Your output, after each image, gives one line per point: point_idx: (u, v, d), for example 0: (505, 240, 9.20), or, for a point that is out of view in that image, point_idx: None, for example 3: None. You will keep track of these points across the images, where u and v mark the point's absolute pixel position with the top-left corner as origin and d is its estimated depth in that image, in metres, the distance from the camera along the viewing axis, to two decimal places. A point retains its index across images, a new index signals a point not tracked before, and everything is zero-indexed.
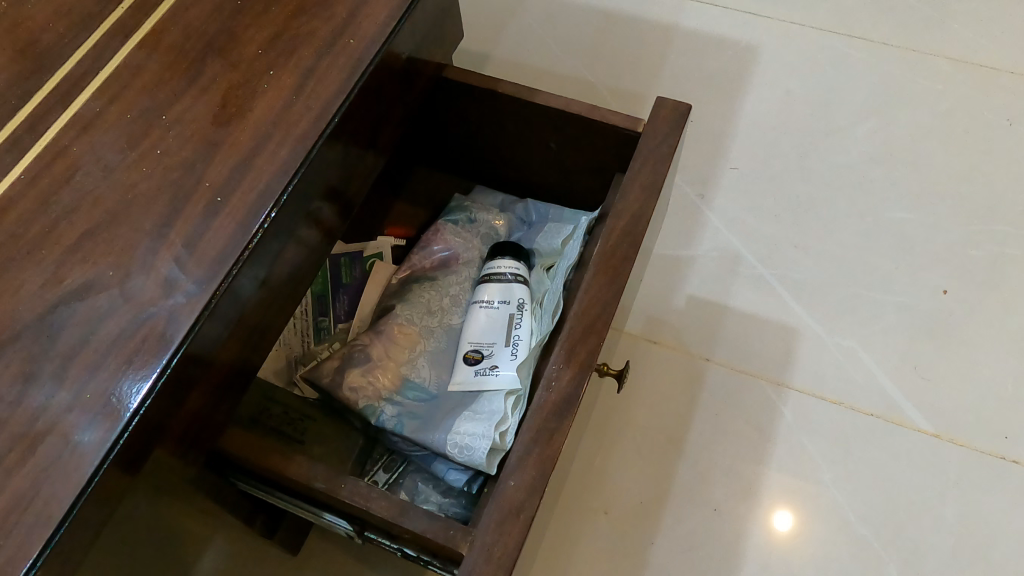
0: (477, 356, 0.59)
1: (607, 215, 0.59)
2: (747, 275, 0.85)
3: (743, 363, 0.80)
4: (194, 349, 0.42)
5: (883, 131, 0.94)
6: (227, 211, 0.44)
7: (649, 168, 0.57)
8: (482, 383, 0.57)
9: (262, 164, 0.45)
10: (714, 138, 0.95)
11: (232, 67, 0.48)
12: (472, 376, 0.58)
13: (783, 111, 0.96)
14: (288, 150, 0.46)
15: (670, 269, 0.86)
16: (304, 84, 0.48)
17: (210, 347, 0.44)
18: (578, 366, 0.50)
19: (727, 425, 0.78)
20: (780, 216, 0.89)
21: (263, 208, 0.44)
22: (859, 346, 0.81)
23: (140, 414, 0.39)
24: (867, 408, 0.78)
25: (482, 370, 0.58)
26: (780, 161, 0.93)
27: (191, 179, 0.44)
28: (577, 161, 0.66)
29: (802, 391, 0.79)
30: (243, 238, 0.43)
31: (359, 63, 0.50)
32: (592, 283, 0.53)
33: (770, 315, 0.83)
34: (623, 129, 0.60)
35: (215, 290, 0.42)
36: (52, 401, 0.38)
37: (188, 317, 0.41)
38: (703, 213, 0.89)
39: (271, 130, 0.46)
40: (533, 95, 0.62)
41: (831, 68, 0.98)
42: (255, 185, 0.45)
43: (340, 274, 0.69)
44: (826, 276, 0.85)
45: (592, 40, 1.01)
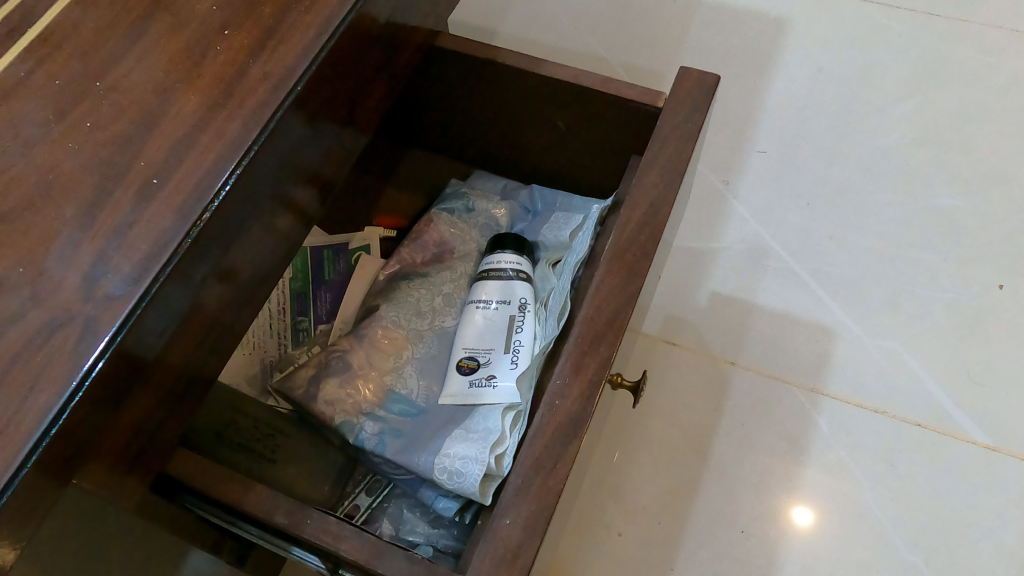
0: (471, 366, 0.52)
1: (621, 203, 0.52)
2: (776, 270, 0.77)
3: (773, 367, 0.73)
4: (120, 362, 0.35)
5: (926, 110, 0.85)
6: (165, 194, 0.36)
7: (670, 148, 0.50)
8: (476, 396, 0.50)
9: (210, 140, 0.38)
10: (739, 120, 0.86)
11: (182, 26, 0.41)
12: (465, 388, 0.51)
13: (816, 89, 0.88)
14: (241, 123, 0.39)
15: (691, 262, 0.78)
16: (265, 47, 0.41)
17: (145, 359, 0.36)
18: (586, 380, 0.43)
19: (754, 436, 0.70)
20: (813, 204, 0.81)
21: (208, 191, 0.37)
22: (903, 349, 0.73)
23: (44, 444, 0.32)
24: (913, 417, 0.70)
25: (477, 381, 0.51)
26: (813, 143, 0.84)
27: (124, 157, 0.37)
28: (588, 142, 0.58)
29: (839, 398, 0.71)
30: (180, 227, 0.36)
31: (329, 22, 0.42)
32: (604, 282, 0.45)
33: (803, 314, 0.75)
34: (641, 104, 0.53)
35: (143, 291, 0.35)
36: None
37: (109, 325, 0.34)
38: (727, 201, 0.81)
39: (223, 100, 0.39)
40: (538, 66, 0.54)
41: (869, 41, 0.90)
42: (201, 164, 0.37)
43: (322, 269, 0.62)
44: (865, 271, 0.77)
45: (606, 11, 0.93)
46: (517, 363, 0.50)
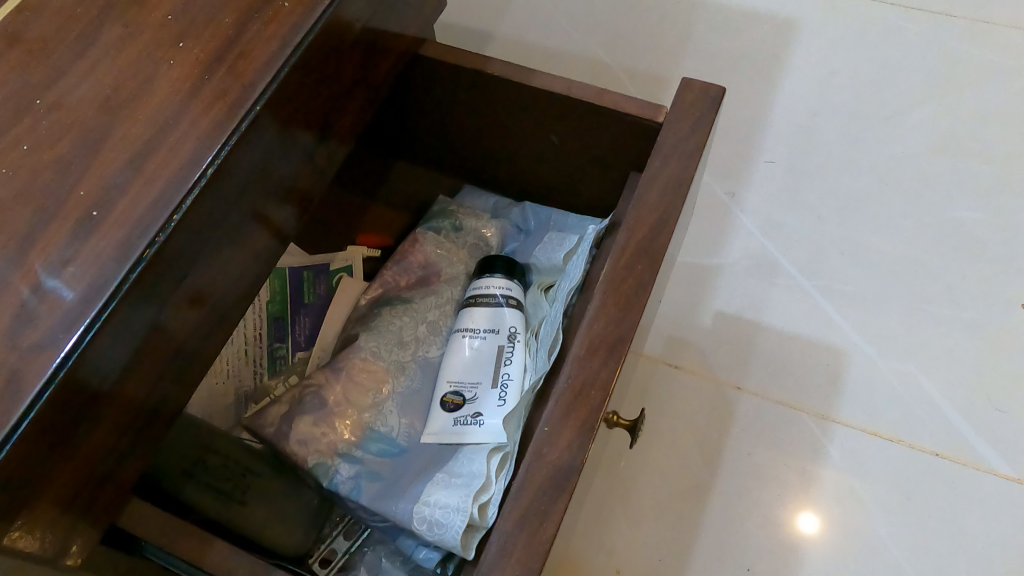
0: (455, 402, 0.49)
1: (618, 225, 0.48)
2: (785, 287, 0.73)
3: (781, 392, 0.69)
4: (55, 418, 0.31)
5: (942, 118, 0.81)
6: (107, 227, 0.33)
7: (671, 167, 0.46)
8: (461, 435, 0.47)
9: (160, 166, 0.34)
10: (746, 128, 0.82)
11: (133, 36, 0.37)
12: (450, 426, 0.48)
13: (826, 96, 0.84)
14: (195, 146, 0.35)
15: (695, 279, 0.74)
16: (224, 61, 0.37)
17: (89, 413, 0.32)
18: (578, 426, 0.39)
19: (762, 466, 0.66)
20: (824, 217, 0.77)
21: (153, 224, 0.33)
22: (919, 371, 0.69)
23: None
24: (931, 446, 0.66)
25: (462, 419, 0.47)
26: (823, 153, 0.80)
27: (64, 184, 0.33)
28: (584, 157, 0.55)
29: (852, 425, 0.67)
30: (120, 266, 0.32)
31: (293, 33, 0.38)
32: (597, 316, 0.42)
33: (813, 335, 0.71)
34: (639, 118, 0.49)
35: (76, 339, 0.31)
36: None
37: (36, 378, 0.30)
38: (733, 214, 0.78)
39: (175, 121, 0.35)
40: (530, 77, 0.50)
41: (881, 45, 0.86)
42: (148, 192, 0.33)
43: (301, 292, 0.58)
44: (879, 288, 0.73)
45: (607, 14, 0.89)
46: (505, 400, 0.47)
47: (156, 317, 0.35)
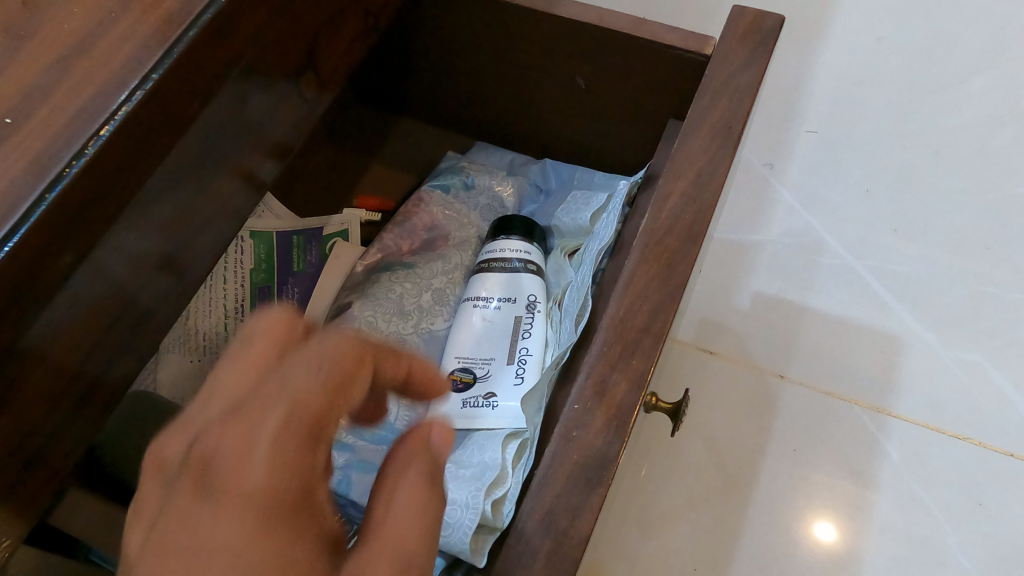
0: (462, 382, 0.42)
1: (656, 177, 0.41)
2: (832, 267, 0.66)
3: (829, 383, 0.61)
4: None
5: (1004, 86, 0.74)
6: (18, 141, 0.25)
7: (724, 104, 0.39)
8: (471, 418, 0.40)
9: (93, 68, 0.27)
10: (785, 96, 0.75)
11: None
12: (458, 407, 0.41)
13: (873, 63, 0.76)
14: (135, 46, 0.27)
15: (731, 259, 0.67)
16: None
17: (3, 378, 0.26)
18: (614, 405, 0.32)
19: (809, 465, 0.59)
20: (874, 192, 0.69)
21: (81, 134, 0.26)
22: (987, 362, 0.61)
23: None
24: (1002, 446, 0.58)
25: (473, 400, 0.41)
26: (872, 123, 0.73)
27: None
28: (616, 105, 0.48)
29: (910, 421, 0.60)
30: (34, 186, 0.25)
31: None
32: (637, 275, 0.34)
33: (864, 321, 0.63)
34: (684, 52, 0.42)
35: None
36: None
37: None
38: (773, 189, 0.70)
39: (117, 17, 0.28)
40: (556, 6, 0.43)
41: (934, 7, 0.78)
42: (76, 98, 0.26)
43: (291, 259, 0.51)
44: (938, 270, 0.65)
45: None
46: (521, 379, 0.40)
47: (93, 255, 0.27)
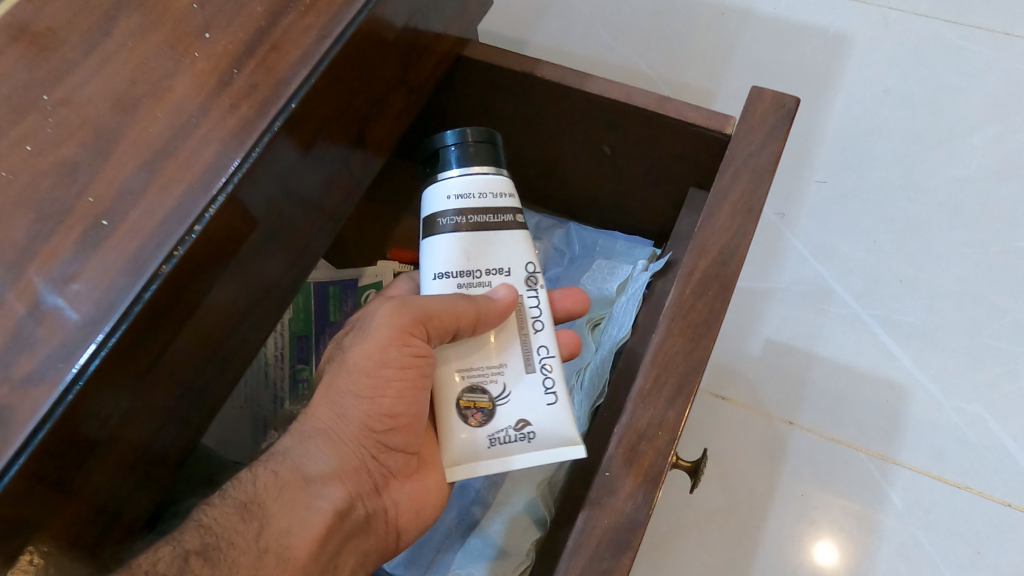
0: (476, 420, 0.37)
1: (672, 266, 0.45)
2: (841, 316, 0.68)
3: (835, 430, 0.64)
4: (63, 447, 0.26)
5: (1007, 140, 0.76)
6: (117, 239, 0.28)
7: (744, 183, 0.41)
8: (508, 454, 0.37)
9: (178, 169, 0.30)
10: (796, 146, 0.78)
11: (154, 25, 0.33)
12: (482, 448, 0.37)
13: (881, 113, 0.79)
14: (217, 149, 0.30)
15: (744, 306, 0.70)
16: (253, 52, 0.33)
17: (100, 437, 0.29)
18: (642, 472, 0.35)
19: (818, 510, 0.61)
20: (880, 241, 0.72)
21: (171, 236, 0.28)
22: (988, 413, 0.64)
23: None
24: (1001, 496, 0.60)
25: (509, 435, 0.37)
26: (880, 174, 0.76)
27: (70, 191, 0.29)
28: (638, 171, 0.51)
29: (914, 468, 0.62)
30: (131, 286, 0.27)
31: (336, 22, 0.34)
32: (663, 348, 0.37)
33: (870, 368, 0.66)
34: (705, 129, 0.44)
35: (99, 342, 0.26)
36: None
37: (28, 419, 0.25)
38: (783, 236, 0.73)
39: (196, 118, 0.31)
40: (584, 81, 0.46)
41: (941, 63, 0.81)
42: (165, 200, 0.29)
43: (327, 310, 0.54)
44: (941, 321, 0.68)
45: (648, 24, 0.88)
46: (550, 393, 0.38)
47: (223, 361, 0.34)
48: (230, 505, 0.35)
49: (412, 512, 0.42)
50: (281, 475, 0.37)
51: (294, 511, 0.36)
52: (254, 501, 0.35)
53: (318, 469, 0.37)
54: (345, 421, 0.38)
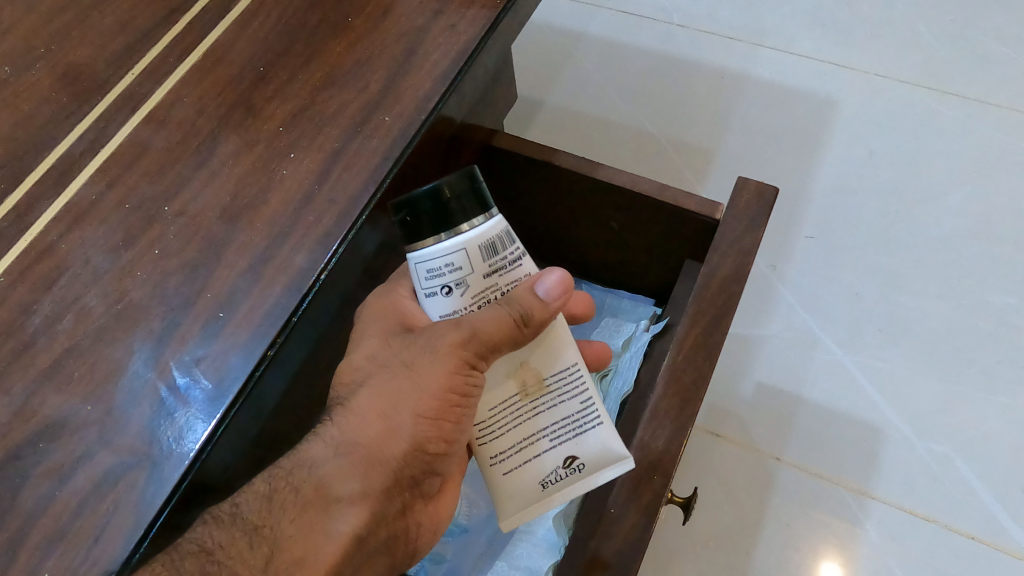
0: (525, 459, 0.40)
1: (670, 329, 0.52)
2: (825, 361, 0.76)
3: (818, 466, 0.71)
4: (192, 489, 0.35)
5: (979, 201, 0.84)
6: (232, 328, 0.37)
7: (730, 263, 0.49)
8: (564, 486, 0.40)
9: (276, 272, 0.38)
10: (788, 204, 0.86)
11: (249, 146, 0.42)
12: (537, 491, 0.40)
13: (865, 173, 0.87)
14: (305, 253, 0.39)
15: (738, 352, 0.77)
16: (330, 171, 0.41)
17: (212, 480, 0.37)
18: (642, 508, 0.43)
19: (802, 538, 0.68)
20: (863, 293, 0.79)
21: (272, 328, 0.37)
22: (955, 454, 0.71)
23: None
24: (967, 529, 0.67)
25: (560, 475, 0.40)
26: (863, 230, 0.83)
27: (192, 288, 0.38)
28: (640, 243, 0.58)
29: (889, 502, 0.69)
30: (245, 367, 0.36)
31: (395, 144, 0.42)
32: (660, 406, 0.45)
33: (850, 410, 0.73)
34: (698, 215, 0.52)
35: (223, 411, 0.35)
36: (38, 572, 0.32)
37: (174, 468, 0.34)
38: (774, 287, 0.81)
39: (288, 227, 0.39)
40: (595, 170, 0.54)
41: (920, 127, 0.89)
42: (269, 294, 0.38)
43: None
44: (916, 368, 0.75)
45: (654, 87, 0.96)
46: (590, 410, 0.40)
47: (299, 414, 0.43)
48: (240, 530, 0.37)
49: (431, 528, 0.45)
50: (301, 496, 0.39)
51: (310, 535, 0.38)
52: (267, 525, 0.38)
53: (342, 490, 0.39)
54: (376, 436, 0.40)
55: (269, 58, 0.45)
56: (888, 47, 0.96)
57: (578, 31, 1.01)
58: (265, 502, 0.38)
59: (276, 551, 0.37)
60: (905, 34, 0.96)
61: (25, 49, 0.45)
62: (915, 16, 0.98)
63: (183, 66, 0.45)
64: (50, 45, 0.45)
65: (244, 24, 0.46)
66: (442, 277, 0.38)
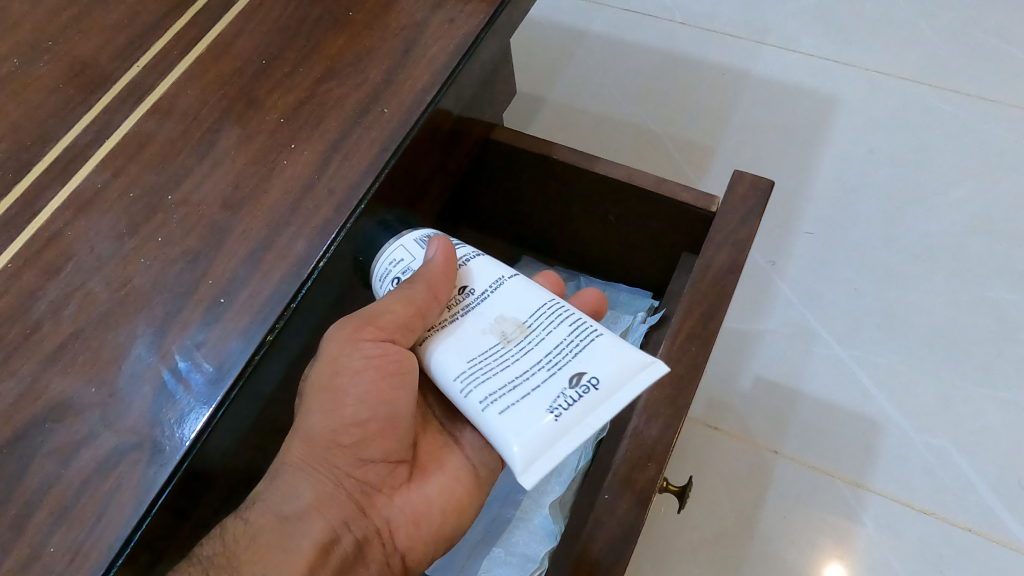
0: (525, 393, 0.38)
1: (667, 320, 0.53)
2: (823, 356, 0.76)
3: (815, 459, 0.71)
4: (193, 470, 0.36)
5: (979, 197, 0.84)
6: (233, 314, 0.38)
7: (725, 255, 0.50)
8: (581, 411, 0.37)
9: (275, 259, 0.39)
10: (788, 200, 0.87)
11: (250, 137, 0.43)
12: (551, 425, 0.37)
13: (865, 170, 0.87)
14: (305, 242, 0.40)
15: (736, 346, 0.78)
16: (329, 162, 0.42)
17: (213, 463, 0.38)
18: (635, 495, 0.44)
19: (798, 530, 0.69)
20: (862, 289, 0.80)
21: (272, 313, 0.38)
22: (952, 448, 0.71)
23: (123, 556, 0.33)
24: (963, 522, 0.68)
25: (571, 396, 0.37)
26: (862, 226, 0.84)
27: (193, 274, 0.38)
28: (637, 236, 0.59)
29: (885, 495, 0.69)
30: (244, 351, 0.37)
31: (393, 136, 0.43)
32: (654, 395, 0.46)
33: (848, 404, 0.74)
34: (694, 207, 0.53)
35: (224, 393, 0.36)
36: (42, 549, 0.32)
37: (176, 449, 0.35)
38: (773, 282, 0.81)
39: (288, 216, 0.40)
40: (593, 163, 0.55)
41: (920, 124, 0.90)
42: (269, 281, 0.39)
43: None
44: (913, 362, 0.75)
45: (655, 84, 0.97)
46: (579, 332, 0.40)
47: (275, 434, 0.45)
48: (197, 564, 0.39)
49: (411, 524, 0.46)
50: (251, 524, 0.41)
51: (269, 552, 0.40)
52: (224, 554, 0.39)
53: (292, 507, 0.43)
54: (313, 445, 0.43)
55: (271, 52, 0.46)
56: (889, 44, 0.96)
57: (581, 29, 1.02)
58: (223, 536, 0.40)
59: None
60: (906, 31, 0.97)
61: (33, 42, 0.46)
62: (917, 13, 0.98)
63: (186, 59, 0.46)
64: (57, 37, 0.46)
65: (246, 18, 0.47)
66: (393, 273, 0.44)
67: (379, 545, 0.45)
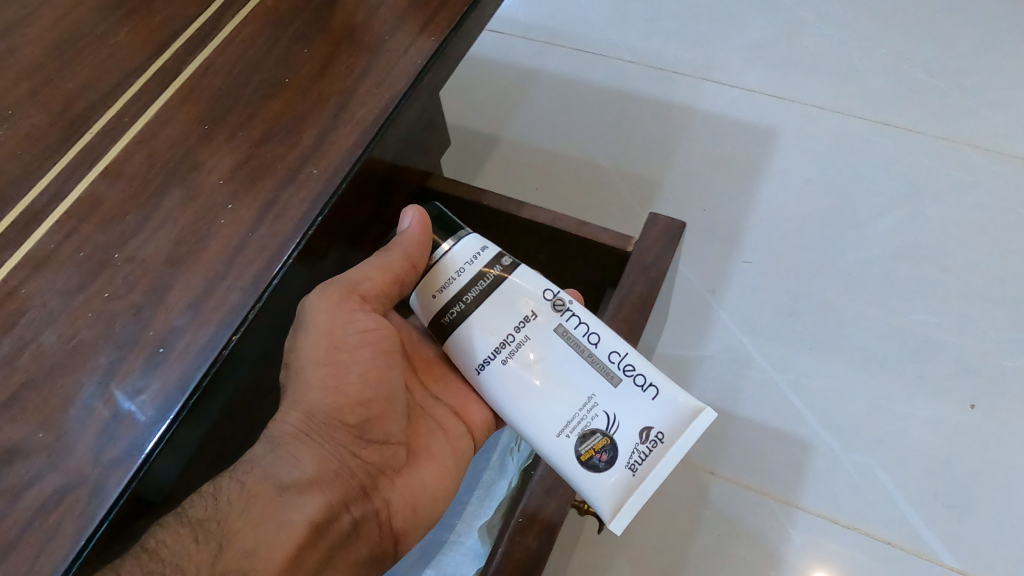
0: None
1: None
2: (759, 380, 0.81)
3: (751, 479, 0.76)
4: (134, 502, 0.40)
5: (908, 225, 0.89)
6: (170, 363, 0.42)
7: (637, 293, 0.54)
8: (650, 463, 0.43)
9: (211, 311, 0.43)
10: (728, 231, 0.91)
11: (192, 198, 0.47)
12: (629, 477, 0.43)
13: (802, 200, 0.92)
14: (237, 293, 0.44)
15: (675, 372, 0.82)
16: (263, 220, 0.47)
17: (160, 490, 0.42)
18: (544, 520, 0.47)
19: (732, 546, 0.73)
20: (796, 315, 0.84)
21: (204, 359, 0.42)
22: (877, 466, 0.75)
23: None
24: (884, 534, 0.72)
25: (643, 451, 0.43)
26: (798, 254, 0.88)
27: (135, 327, 0.43)
28: (567, 274, 0.63)
29: (814, 512, 0.73)
30: (179, 395, 0.41)
31: (321, 194, 0.48)
32: None
33: (781, 427, 0.78)
34: (612, 248, 0.57)
35: (159, 434, 0.40)
36: None
37: (115, 486, 0.39)
38: (712, 309, 0.86)
39: (223, 271, 0.45)
40: (520, 209, 0.60)
41: (854, 156, 0.95)
42: (204, 331, 0.43)
43: None
44: (841, 384, 0.80)
45: (605, 119, 1.02)
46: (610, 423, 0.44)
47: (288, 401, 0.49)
48: (183, 525, 0.41)
49: (409, 510, 0.50)
50: (247, 490, 0.43)
51: (261, 524, 0.42)
52: (211, 519, 0.42)
53: (291, 477, 0.45)
54: (313, 419, 0.48)
55: (214, 118, 0.50)
56: (827, 80, 1.01)
57: (535, 68, 1.07)
58: (211, 499, 0.43)
59: (226, 545, 0.41)
60: (842, 67, 1.02)
61: None
62: (853, 50, 1.03)
63: (136, 126, 0.50)
64: (17, 106, 0.51)
65: (190, 87, 0.52)
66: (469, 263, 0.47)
67: (376, 525, 0.48)
